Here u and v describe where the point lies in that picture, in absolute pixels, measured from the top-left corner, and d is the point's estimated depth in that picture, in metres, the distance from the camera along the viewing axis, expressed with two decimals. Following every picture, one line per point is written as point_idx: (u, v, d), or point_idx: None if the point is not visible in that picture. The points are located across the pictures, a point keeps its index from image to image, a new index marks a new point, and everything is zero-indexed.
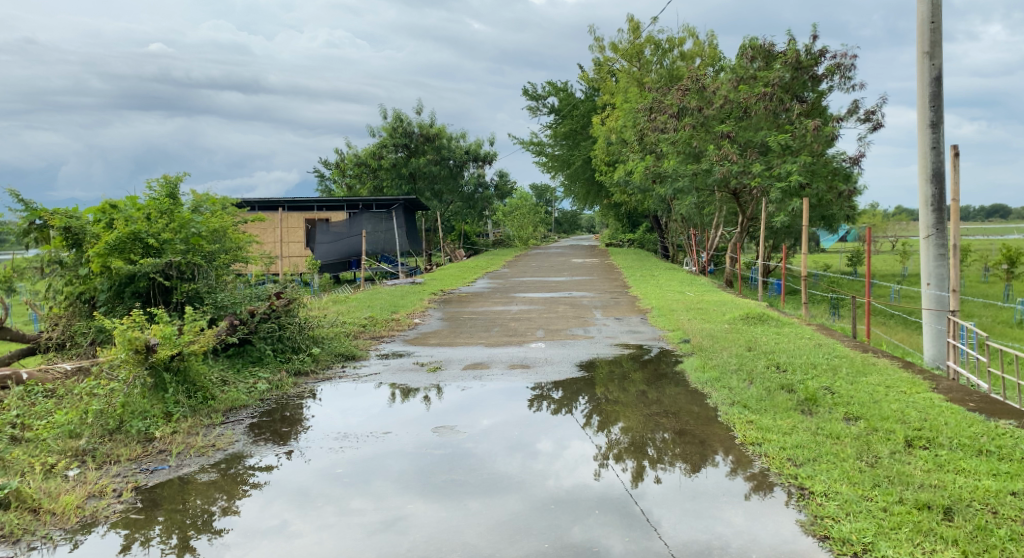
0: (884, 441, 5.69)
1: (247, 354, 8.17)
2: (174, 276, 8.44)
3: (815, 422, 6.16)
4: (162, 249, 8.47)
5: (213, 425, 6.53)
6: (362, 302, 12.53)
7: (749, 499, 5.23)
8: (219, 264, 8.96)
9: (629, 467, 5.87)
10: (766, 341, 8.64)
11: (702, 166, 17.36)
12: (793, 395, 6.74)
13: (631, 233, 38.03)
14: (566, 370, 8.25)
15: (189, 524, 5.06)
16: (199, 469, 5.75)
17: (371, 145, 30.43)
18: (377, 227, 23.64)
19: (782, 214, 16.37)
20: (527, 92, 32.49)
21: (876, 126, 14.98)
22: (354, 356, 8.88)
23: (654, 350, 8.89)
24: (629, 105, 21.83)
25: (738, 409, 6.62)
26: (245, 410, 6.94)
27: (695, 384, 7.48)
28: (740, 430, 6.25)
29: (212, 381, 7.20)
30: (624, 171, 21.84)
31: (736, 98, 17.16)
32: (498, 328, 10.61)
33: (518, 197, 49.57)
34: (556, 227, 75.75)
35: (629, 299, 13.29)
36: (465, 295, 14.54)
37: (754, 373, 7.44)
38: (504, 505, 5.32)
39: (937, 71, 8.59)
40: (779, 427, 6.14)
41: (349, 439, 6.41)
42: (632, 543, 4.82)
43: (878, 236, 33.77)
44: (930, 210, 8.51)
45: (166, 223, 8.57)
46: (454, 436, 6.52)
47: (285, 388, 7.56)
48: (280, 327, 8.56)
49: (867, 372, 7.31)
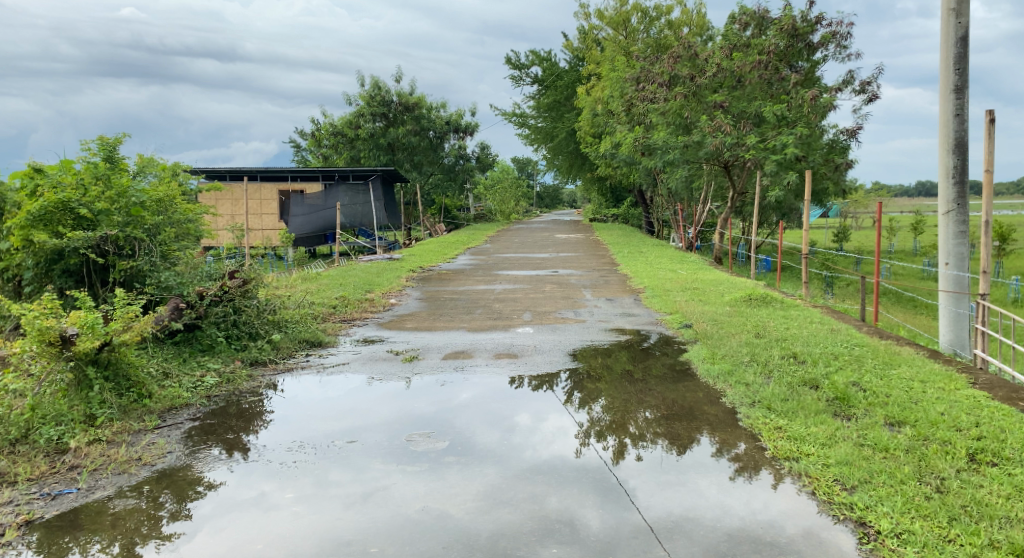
0: (945, 456, 5.10)
1: (196, 342, 7.49)
2: (110, 252, 7.63)
3: (855, 429, 5.55)
4: (96, 222, 7.67)
5: (146, 432, 5.76)
6: (335, 280, 11.89)
7: (733, 480, 5.06)
8: (165, 238, 8.20)
9: (610, 445, 5.65)
10: (775, 327, 8.09)
11: (692, 138, 16.85)
12: (821, 394, 6.19)
13: (614, 208, 37.54)
14: (557, 357, 7.60)
15: (133, 531, 4.56)
16: (115, 493, 4.93)
17: (348, 114, 29.57)
18: (354, 200, 22.96)
19: (775, 188, 16.17)
20: (510, 61, 31.59)
21: (871, 98, 14.43)
22: (321, 342, 8.20)
23: (653, 337, 8.28)
24: (617, 74, 21.03)
25: (762, 411, 5.97)
26: (185, 410, 6.20)
27: (706, 378, 6.83)
28: (769, 438, 5.55)
29: (150, 374, 6.49)
30: (610, 142, 21.18)
31: (729, 66, 16.44)
32: (481, 310, 10.04)
33: (500, 171, 48.88)
34: (538, 201, 75.14)
35: (618, 278, 12.75)
36: (445, 273, 13.91)
37: (770, 365, 6.89)
38: (483, 475, 5.16)
39: (963, 30, 8.09)
40: (815, 436, 5.47)
41: (304, 449, 5.57)
42: (608, 516, 4.68)
43: (860, 212, 33.48)
44: (951, 184, 8.10)
45: (102, 191, 7.79)
46: (432, 445, 5.63)
47: (238, 383, 6.85)
48: (234, 311, 7.89)
49: (895, 364, 6.80)
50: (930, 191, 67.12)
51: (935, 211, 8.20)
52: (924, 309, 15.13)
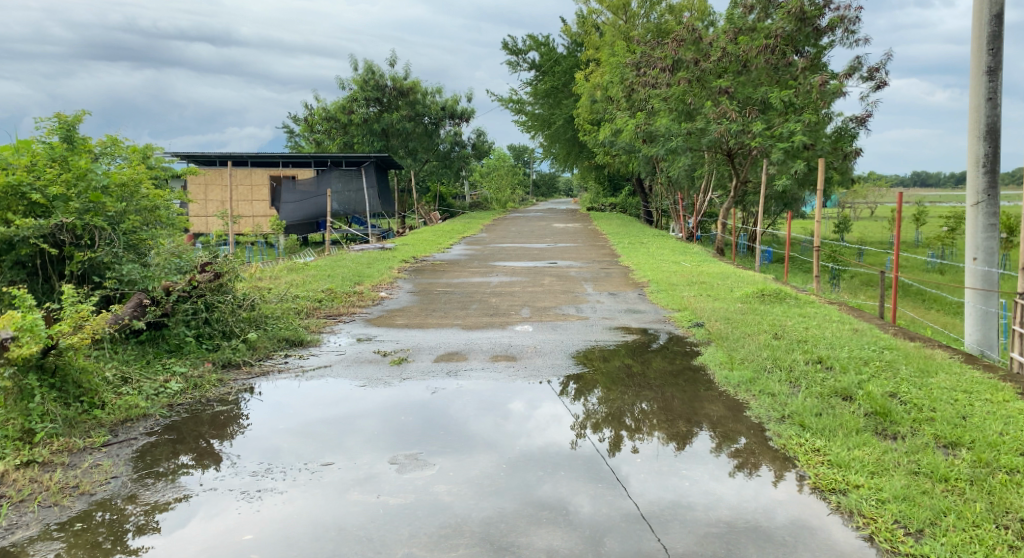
0: (1015, 488, 4.56)
1: (163, 342, 7.07)
2: (66, 242, 7.24)
3: (906, 453, 5.01)
4: (52, 209, 7.22)
5: (91, 451, 5.19)
6: (323, 271, 11.48)
7: (733, 477, 4.93)
8: (130, 227, 7.68)
9: (606, 436, 5.56)
10: (793, 327, 7.70)
11: (696, 125, 16.52)
12: (857, 407, 5.66)
13: (612, 197, 37.17)
14: (560, 361, 7.11)
15: (95, 548, 4.21)
16: (38, 534, 4.31)
17: (341, 98, 29.09)
18: (347, 185, 22.46)
19: (783, 176, 15.74)
20: (506, 46, 31.09)
21: (880, 85, 13.99)
22: (302, 341, 7.75)
23: (662, 337, 7.86)
24: (616, 59, 20.65)
25: (796, 429, 5.42)
26: (141, 422, 5.65)
27: (727, 388, 6.28)
28: (807, 465, 4.99)
29: (105, 380, 5.98)
30: (610, 129, 20.74)
31: (735, 51, 16.02)
32: (477, 305, 9.64)
33: (496, 157, 48.45)
34: (535, 190, 74.72)
35: (620, 270, 12.36)
36: (439, 264, 13.52)
37: (796, 373, 6.37)
38: (475, 463, 5.08)
39: (998, 8, 7.73)
40: (861, 463, 4.90)
41: (271, 474, 4.93)
42: (600, 502, 4.66)
43: (859, 202, 33.15)
44: (982, 173, 7.82)
45: (60, 173, 7.32)
46: (421, 470, 4.98)
47: (205, 389, 6.33)
48: (205, 308, 7.44)
49: (932, 372, 6.30)
50: (926, 180, 66.80)
51: (962, 203, 7.94)
52: (934, 302, 14.75)
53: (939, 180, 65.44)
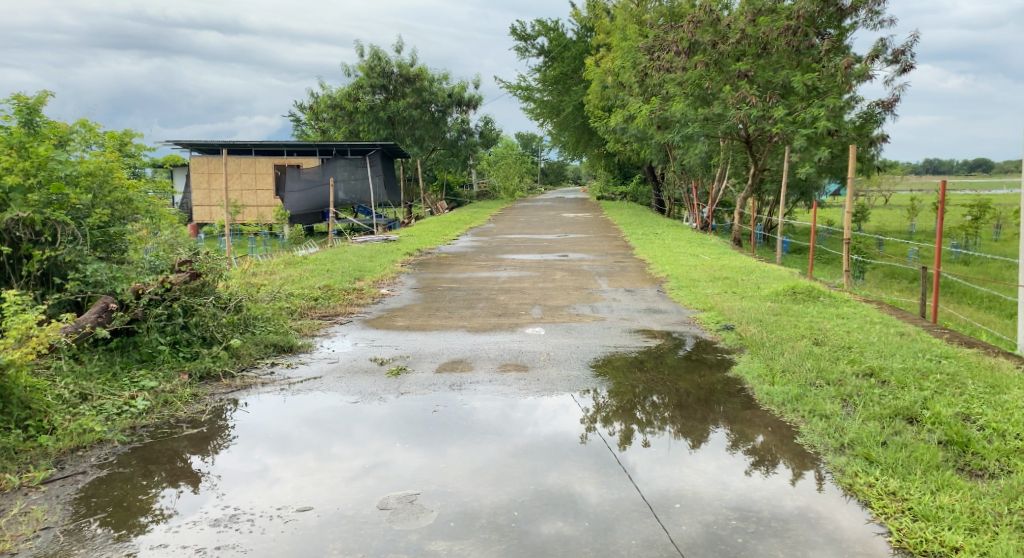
0: None
1: (134, 351, 6.65)
2: (24, 240, 6.81)
3: (1005, 499, 4.36)
4: (8, 202, 6.75)
5: (26, 492, 4.67)
6: (321, 266, 11.01)
7: (750, 475, 4.70)
8: (97, 221, 7.21)
9: (617, 430, 5.29)
10: (833, 331, 7.23)
11: (713, 110, 15.99)
12: (929, 437, 5.06)
13: (622, 186, 36.62)
14: (576, 371, 6.61)
15: None
16: None
17: (347, 86, 28.65)
18: (353, 174, 21.63)
19: (805, 163, 15.20)
20: (515, 31, 30.47)
21: (906, 68, 13.43)
22: (291, 347, 7.33)
23: (689, 342, 7.39)
24: (628, 43, 20.11)
25: (862, 463, 4.77)
26: (95, 451, 5.16)
27: (764, 401, 5.77)
28: (886, 516, 4.31)
29: (59, 399, 5.54)
30: (621, 116, 20.23)
31: (755, 32, 15.46)
32: (484, 304, 9.19)
33: (503, 148, 47.94)
34: (542, 177, 74.15)
35: (635, 264, 11.89)
36: (445, 257, 13.07)
37: (847, 388, 5.82)
38: (480, 452, 4.93)
39: None
40: (955, 515, 4.23)
41: (235, 525, 4.32)
42: (608, 492, 4.48)
43: (874, 190, 32.53)
44: None
45: (17, 162, 6.83)
46: (414, 520, 4.27)
47: (177, 406, 5.87)
48: (180, 312, 7.03)
49: (1001, 386, 5.79)
50: (937, 169, 65.77)
51: None
52: (965, 296, 14.22)
53: (951, 168, 64.51)
